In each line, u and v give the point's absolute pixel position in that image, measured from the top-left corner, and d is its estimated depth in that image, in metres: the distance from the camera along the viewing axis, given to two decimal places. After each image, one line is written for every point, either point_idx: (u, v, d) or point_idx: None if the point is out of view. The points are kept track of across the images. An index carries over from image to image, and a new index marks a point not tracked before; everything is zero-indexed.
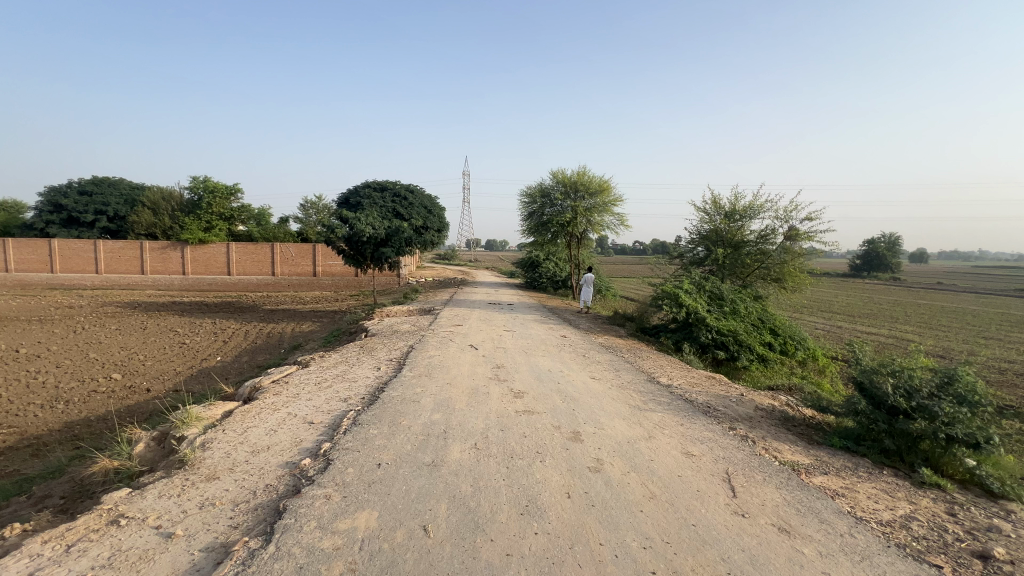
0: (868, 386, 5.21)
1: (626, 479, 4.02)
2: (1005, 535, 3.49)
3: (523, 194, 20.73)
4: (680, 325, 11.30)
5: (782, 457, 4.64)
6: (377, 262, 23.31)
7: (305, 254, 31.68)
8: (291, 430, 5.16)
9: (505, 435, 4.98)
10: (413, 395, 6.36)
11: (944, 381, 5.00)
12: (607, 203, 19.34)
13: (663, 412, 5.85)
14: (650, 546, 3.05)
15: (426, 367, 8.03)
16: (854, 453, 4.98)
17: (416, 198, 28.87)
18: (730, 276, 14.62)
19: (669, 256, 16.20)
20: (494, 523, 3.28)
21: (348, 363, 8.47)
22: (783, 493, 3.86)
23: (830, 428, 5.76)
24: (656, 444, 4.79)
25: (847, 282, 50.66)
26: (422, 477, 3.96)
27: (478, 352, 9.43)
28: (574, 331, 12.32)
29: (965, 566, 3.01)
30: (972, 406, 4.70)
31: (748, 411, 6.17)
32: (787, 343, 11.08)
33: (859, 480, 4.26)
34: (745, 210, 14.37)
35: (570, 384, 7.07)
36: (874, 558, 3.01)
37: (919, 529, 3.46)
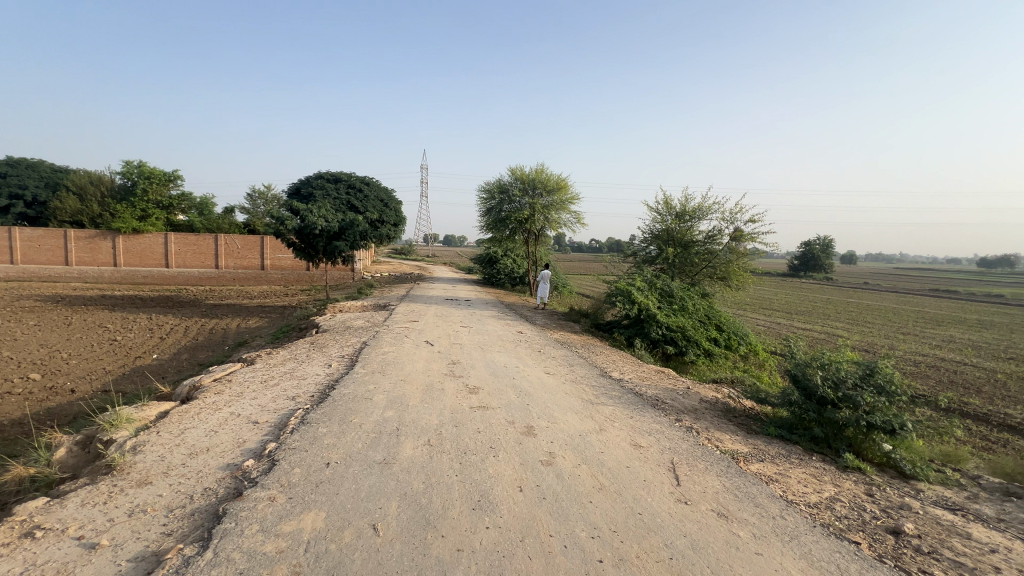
0: (801, 379, 5.59)
1: (577, 471, 4.10)
2: (914, 511, 3.85)
3: (481, 190, 20.64)
4: (632, 321, 11.66)
5: (723, 446, 4.89)
6: (330, 256, 22.56)
7: (253, 246, 29.92)
8: (233, 430, 4.91)
9: (459, 430, 4.97)
10: (365, 393, 6.22)
11: (866, 373, 5.43)
12: (564, 201, 19.58)
13: (613, 405, 6.03)
14: (598, 535, 3.13)
15: (379, 364, 7.87)
16: (787, 441, 5.33)
17: (372, 190, 28.08)
18: (679, 274, 15.23)
19: (623, 254, 16.65)
20: (445, 519, 3.26)
21: (297, 360, 8.15)
22: (723, 480, 4.08)
23: (767, 417, 6.13)
24: (607, 437, 4.93)
25: (786, 281, 54.05)
26: (372, 475, 3.88)
27: (434, 347, 9.34)
28: (530, 327, 12.43)
29: (879, 541, 3.30)
30: (890, 395, 5.13)
31: (693, 403, 6.47)
32: (731, 338, 11.66)
33: (790, 466, 4.56)
34: (694, 211, 14.97)
35: (526, 380, 7.14)
36: (802, 537, 3.24)
37: (841, 509, 3.75)
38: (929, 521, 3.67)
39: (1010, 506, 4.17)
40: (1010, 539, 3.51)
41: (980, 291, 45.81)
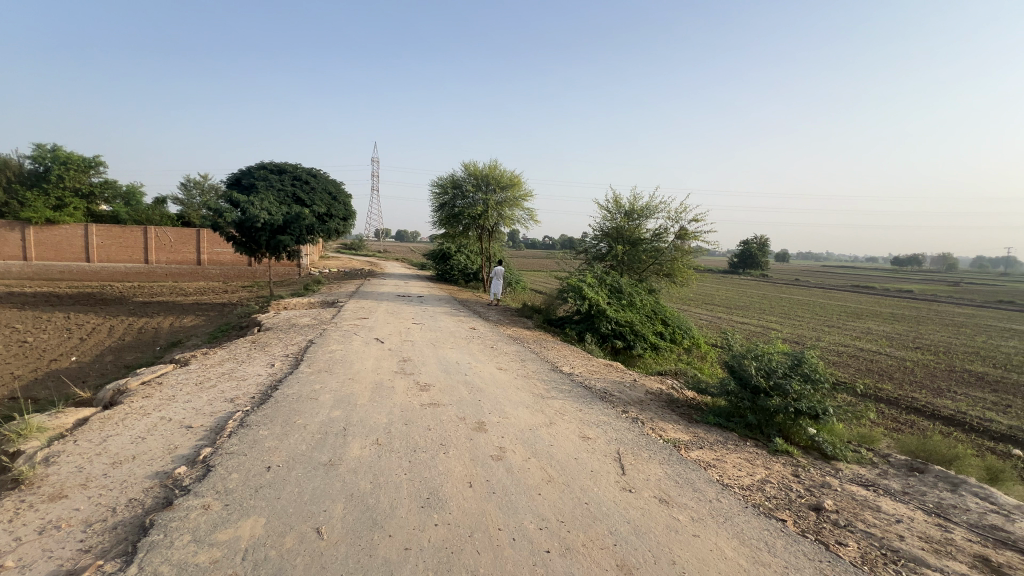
0: (737, 369, 5.93)
1: (526, 465, 4.15)
2: (833, 488, 4.19)
3: (434, 185, 20.37)
4: (583, 317, 11.92)
5: (666, 435, 5.11)
6: (274, 251, 21.49)
7: (187, 240, 28.16)
8: (163, 436, 4.58)
9: (409, 428, 4.90)
10: (312, 392, 5.99)
11: (794, 363, 5.83)
12: (518, 197, 19.68)
13: (563, 399, 6.16)
14: (546, 526, 3.19)
15: (326, 362, 7.60)
16: (724, 429, 5.63)
17: (319, 182, 27.01)
18: (628, 271, 15.72)
19: (575, 251, 16.97)
20: (392, 519, 3.21)
21: (237, 360, 7.72)
22: (665, 467, 4.26)
23: (706, 406, 6.47)
24: (556, 430, 5.03)
25: (726, 278, 57.08)
26: (316, 478, 3.75)
27: (385, 345, 9.14)
28: (483, 323, 12.41)
29: (803, 517, 3.57)
30: (814, 382, 5.54)
31: (640, 395, 6.71)
32: (676, 332, 12.17)
33: (727, 452, 4.84)
34: (642, 209, 15.47)
35: (477, 376, 7.14)
36: (735, 517, 3.45)
37: (771, 490, 4.03)
38: (846, 498, 4.01)
39: (913, 480, 4.64)
40: (912, 510, 3.91)
41: (892, 287, 50.53)
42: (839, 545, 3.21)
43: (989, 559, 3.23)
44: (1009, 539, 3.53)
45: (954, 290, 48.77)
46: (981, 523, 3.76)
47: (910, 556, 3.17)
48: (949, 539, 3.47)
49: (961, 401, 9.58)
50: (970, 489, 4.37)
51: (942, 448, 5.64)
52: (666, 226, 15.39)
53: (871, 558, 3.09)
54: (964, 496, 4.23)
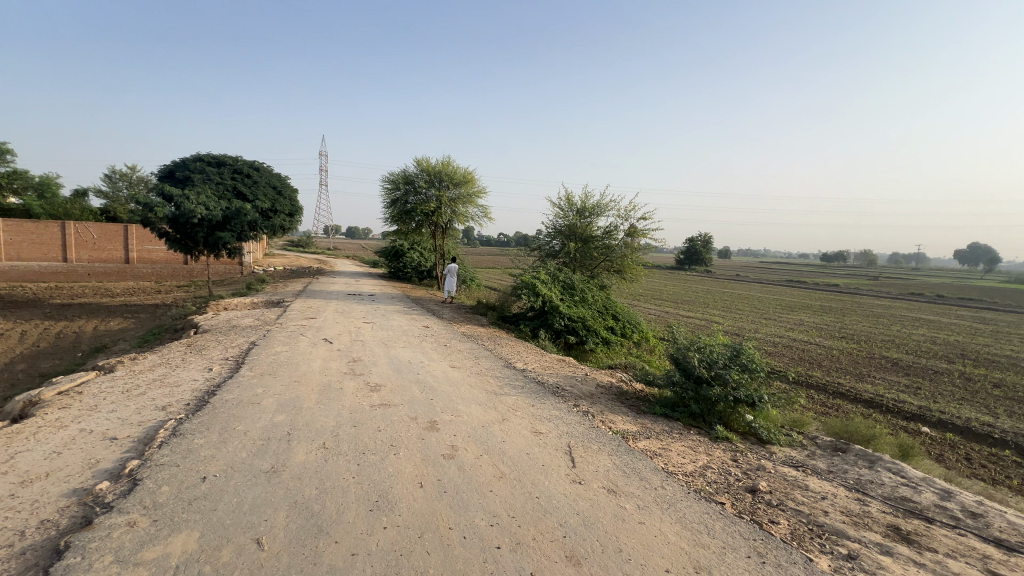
0: (681, 361, 6.19)
1: (478, 462, 4.14)
2: (767, 471, 4.46)
3: (385, 180, 19.87)
4: (537, 313, 12.04)
5: (615, 427, 5.26)
6: (213, 248, 20.22)
7: (113, 236, 26.04)
8: (82, 450, 4.21)
9: (358, 430, 4.76)
10: (253, 397, 5.69)
11: (733, 354, 6.16)
12: (471, 194, 19.59)
13: (516, 395, 6.19)
14: (496, 522, 3.20)
15: (270, 365, 7.25)
16: (670, 419, 5.87)
17: (263, 176, 25.72)
18: (580, 267, 16.04)
19: (529, 248, 17.11)
20: (339, 524, 3.11)
21: (170, 365, 7.21)
22: (613, 458, 4.39)
23: (654, 398, 6.71)
24: (509, 426, 5.05)
25: (673, 275, 59.40)
26: (257, 486, 3.57)
27: (333, 345, 8.84)
28: (437, 321, 12.28)
29: (740, 499, 3.78)
30: (751, 371, 5.88)
31: (591, 388, 6.87)
32: (626, 327, 12.54)
33: (672, 441, 5.04)
34: (593, 208, 15.82)
35: (430, 374, 7.04)
36: (678, 503, 3.60)
37: (711, 474, 4.24)
38: (778, 479, 4.29)
39: (837, 459, 5.03)
40: (835, 487, 4.23)
41: (821, 281, 54.50)
42: (771, 524, 3.43)
43: (899, 528, 3.56)
44: (916, 508, 3.91)
45: (873, 284, 53.27)
46: (893, 495, 4.13)
47: (834, 530, 3.43)
48: (866, 511, 3.79)
49: (879, 385, 10.49)
50: (884, 465, 4.80)
51: (862, 429, 6.16)
52: (616, 224, 15.90)
53: (799, 533, 3.32)
54: (880, 472, 4.63)
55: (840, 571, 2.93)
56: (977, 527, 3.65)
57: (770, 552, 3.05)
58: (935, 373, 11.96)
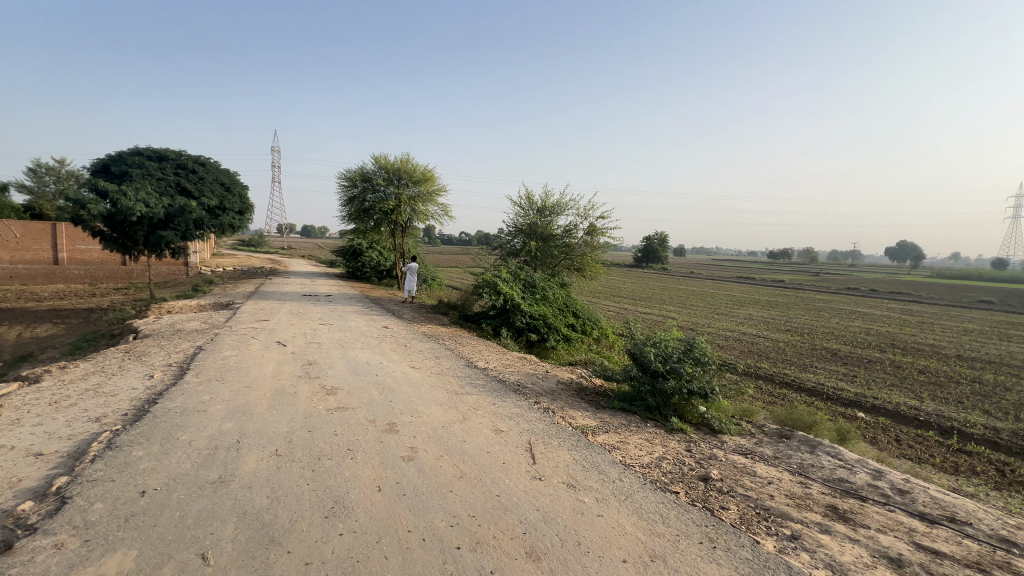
0: (638, 356, 6.34)
1: (439, 463, 4.09)
2: (718, 459, 4.65)
3: (341, 177, 19.28)
4: (498, 312, 12.04)
5: (575, 423, 5.33)
6: (155, 248, 19.01)
7: (40, 235, 24.03)
8: (3, 468, 3.85)
9: (313, 436, 4.60)
10: (199, 404, 5.39)
11: (687, 348, 6.38)
12: (431, 193, 19.33)
13: (477, 394, 6.18)
14: (457, 523, 3.17)
15: (218, 370, 6.89)
16: (628, 412, 6.01)
17: (210, 171, 24.46)
18: (541, 266, 16.17)
19: (490, 247, 17.08)
20: (292, 533, 2.99)
21: (106, 373, 6.71)
22: (573, 453, 4.45)
23: (612, 392, 6.87)
24: (469, 425, 5.03)
25: (631, 272, 60.91)
26: (203, 498, 3.38)
27: (287, 348, 8.51)
28: (397, 321, 12.05)
29: (693, 488, 3.92)
30: (704, 365, 6.11)
31: (551, 385, 6.95)
32: (586, 324, 12.75)
33: (629, 434, 5.18)
34: (553, 207, 15.98)
35: (390, 376, 6.90)
36: (635, 494, 3.69)
37: (667, 465, 4.37)
38: (729, 466, 4.48)
39: (782, 445, 5.31)
40: (780, 472, 4.47)
41: (768, 277, 57.43)
42: (722, 510, 3.57)
43: (838, 508, 3.79)
44: (852, 488, 4.18)
45: (814, 280, 56.53)
46: (832, 477, 4.40)
47: (779, 513, 3.61)
48: (808, 494, 4.02)
49: (820, 375, 11.16)
50: (824, 449, 5.11)
51: (805, 416, 6.54)
52: (576, 223, 16.16)
53: (747, 518, 3.48)
54: (821, 456, 4.93)
55: (784, 550, 3.09)
56: (904, 503, 3.95)
57: (721, 537, 3.17)
58: (868, 362, 12.87)
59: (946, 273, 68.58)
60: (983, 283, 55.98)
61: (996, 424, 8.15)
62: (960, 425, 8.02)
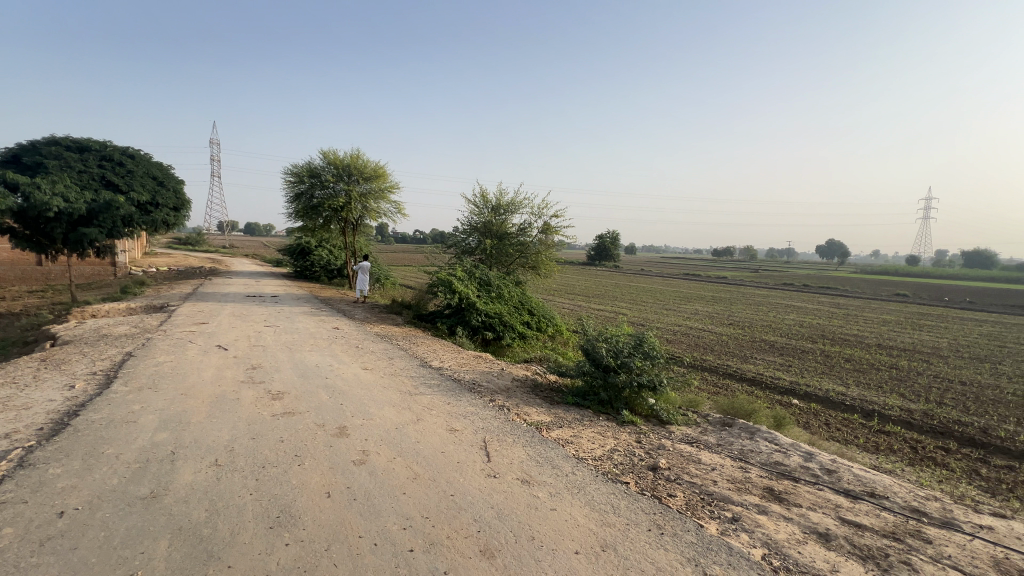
0: (591, 351, 6.48)
1: (391, 466, 4.01)
2: (666, 449, 4.85)
3: (287, 172, 18.45)
4: (453, 311, 11.95)
5: (530, 419, 5.38)
6: (75, 247, 17.39)
7: None
8: None
9: (256, 443, 4.37)
10: (127, 415, 4.99)
11: (637, 342, 6.57)
12: (383, 190, 18.88)
13: (432, 394, 6.12)
14: (409, 525, 3.12)
15: (150, 377, 6.41)
16: (582, 407, 6.14)
17: (139, 164, 22.72)
18: (496, 264, 16.18)
19: (445, 245, 16.90)
20: (233, 547, 2.84)
21: (18, 385, 6.09)
22: (527, 449, 4.49)
23: (566, 387, 6.99)
24: (423, 426, 4.96)
25: (584, 270, 62.20)
26: (132, 516, 3.14)
27: (228, 352, 8.04)
28: (349, 322, 11.69)
29: (643, 478, 4.05)
30: (652, 358, 6.33)
31: (506, 383, 6.97)
32: (541, 321, 12.88)
33: (582, 428, 5.29)
34: (508, 205, 16.03)
35: (340, 378, 6.68)
36: (587, 487, 3.77)
37: (618, 457, 4.50)
38: (676, 455, 4.67)
39: (725, 433, 5.60)
40: (723, 458, 4.71)
41: (712, 274, 60.32)
42: (669, 497, 3.72)
43: (774, 489, 4.05)
44: (787, 470, 4.48)
45: (753, 276, 60.09)
46: (769, 461, 4.69)
47: (721, 497, 3.81)
48: (747, 478, 4.26)
49: (759, 365, 11.86)
50: (762, 435, 5.44)
51: (745, 405, 6.94)
52: (530, 222, 16.28)
53: (692, 504, 3.64)
54: (759, 442, 5.24)
55: (726, 532, 3.25)
56: (832, 482, 4.27)
57: (668, 523, 3.31)
58: (802, 352, 13.80)
59: (868, 270, 74.63)
60: (900, 277, 61.34)
61: (910, 406, 8.97)
62: (880, 408, 8.77)
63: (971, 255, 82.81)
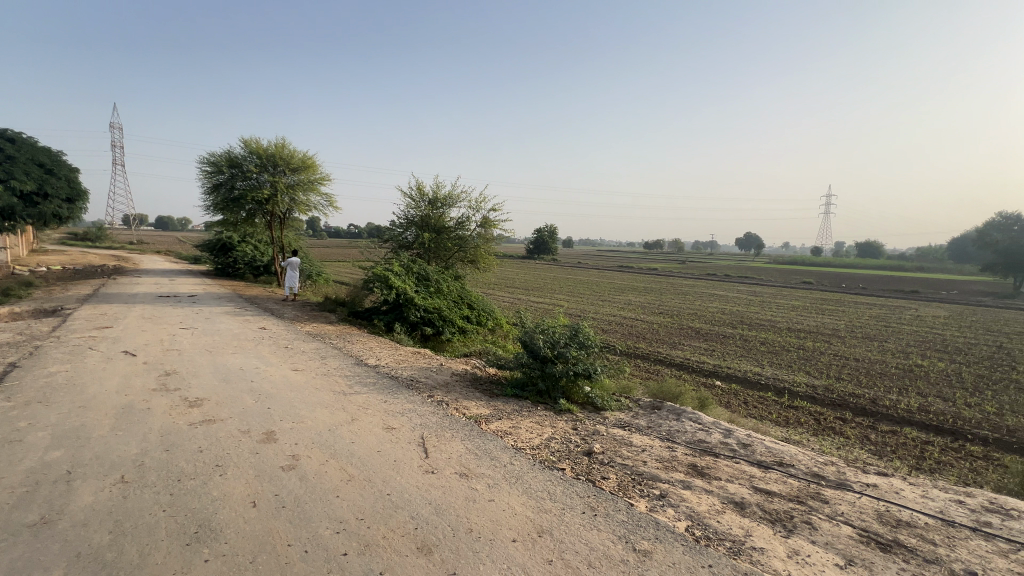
0: (529, 343, 6.59)
1: (324, 468, 3.86)
2: (601, 434, 5.05)
3: (202, 161, 17.00)
4: (391, 307, 11.64)
5: (469, 413, 5.38)
6: None
7: None
8: None
9: (170, 456, 4.02)
10: (11, 433, 4.40)
11: (573, 333, 6.76)
12: (313, 181, 17.95)
13: (368, 392, 5.94)
14: (343, 528, 3.03)
15: (40, 390, 5.69)
16: (520, 398, 6.24)
17: (20, 148, 19.96)
18: (434, 258, 15.95)
19: (380, 240, 16.39)
20: (142, 570, 2.60)
21: None
22: (465, 443, 4.50)
23: (504, 379, 7.07)
24: (358, 426, 4.81)
25: (524, 264, 62.76)
26: (18, 546, 2.78)
27: (137, 358, 7.31)
28: (277, 321, 11.04)
29: (579, 464, 4.19)
30: (587, 348, 6.54)
31: (446, 378, 6.92)
32: (481, 315, 12.86)
33: (521, 419, 5.38)
34: (445, 198, 15.80)
35: (268, 381, 6.30)
36: (525, 476, 3.85)
37: (556, 445, 4.61)
38: (610, 440, 4.87)
39: (655, 416, 5.91)
40: (652, 440, 4.98)
41: (645, 267, 63.14)
42: (603, 480, 3.87)
43: (697, 465, 4.34)
44: (708, 447, 4.82)
45: (681, 267, 63.55)
46: (693, 439, 5.02)
47: (650, 476, 4.03)
48: (673, 456, 4.54)
49: (687, 351, 12.63)
50: (687, 416, 5.82)
51: (674, 389, 7.37)
52: (468, 215, 16.16)
53: (624, 484, 3.82)
54: (685, 422, 5.60)
55: (654, 509, 3.45)
56: (747, 455, 4.66)
57: (601, 505, 3.45)
58: (724, 337, 14.88)
59: (780, 261, 81.45)
60: (807, 267, 67.59)
61: (815, 382, 9.98)
62: (790, 385, 9.68)
63: (863, 246, 92.97)
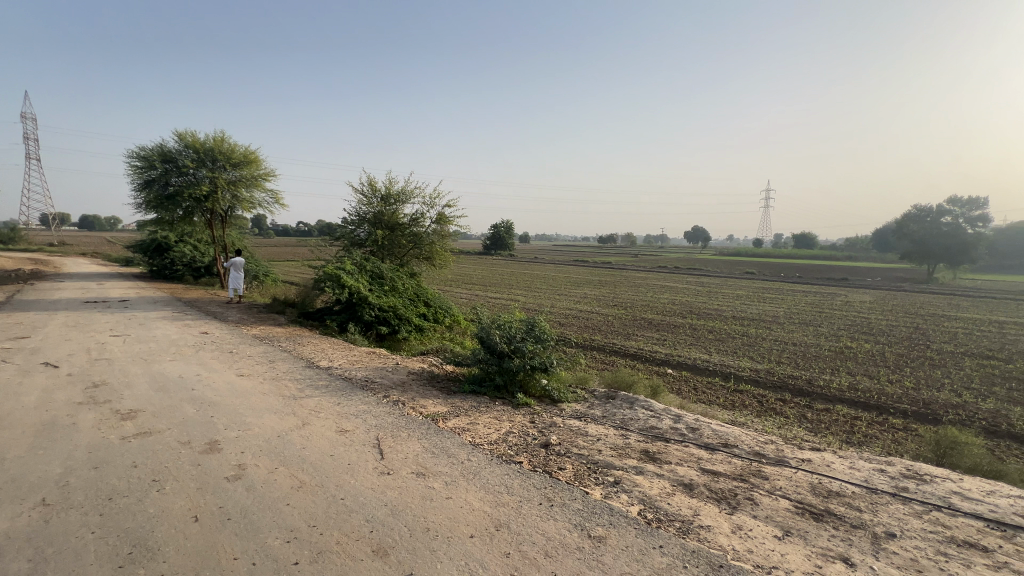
0: (485, 339, 6.58)
1: (273, 476, 3.70)
2: (558, 426, 5.12)
3: (131, 155, 15.79)
4: (344, 306, 11.31)
5: (426, 411, 5.31)
6: None
7: None
8: None
9: (101, 473, 3.73)
10: None
11: (529, 327, 6.81)
12: (256, 176, 17.07)
13: (320, 395, 5.75)
14: (294, 537, 2.92)
15: None
16: (478, 394, 6.23)
17: None
18: (389, 256, 15.60)
19: (331, 237, 15.86)
20: None
21: None
22: (422, 441, 4.45)
23: (462, 376, 7.03)
24: (309, 430, 4.64)
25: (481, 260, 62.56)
26: None
27: (60, 370, 6.71)
28: (220, 325, 10.45)
29: (536, 456, 4.23)
30: (544, 342, 6.60)
31: (402, 377, 6.81)
32: (438, 312, 12.71)
33: (479, 415, 5.38)
34: (398, 194, 15.45)
35: (211, 388, 5.98)
36: (482, 471, 3.85)
37: (513, 439, 4.64)
38: (566, 431, 4.95)
39: (609, 405, 6.07)
40: (607, 429, 5.11)
41: (599, 261, 64.52)
42: (559, 471, 3.94)
43: (649, 451, 4.50)
44: (660, 433, 5.00)
45: (634, 261, 65.37)
46: (645, 427, 5.19)
47: (605, 464, 4.14)
48: (627, 444, 4.68)
49: (640, 341, 13.04)
50: (640, 404, 6.01)
51: (628, 378, 7.60)
52: (422, 212, 15.89)
53: (580, 473, 3.90)
54: (638, 410, 5.78)
55: (608, 495, 3.55)
56: (695, 438, 4.88)
57: (558, 495, 3.51)
58: (674, 327, 15.49)
59: (726, 253, 85.13)
60: (749, 259, 71.13)
61: (758, 366, 10.56)
62: (735, 370, 10.20)
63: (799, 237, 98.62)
